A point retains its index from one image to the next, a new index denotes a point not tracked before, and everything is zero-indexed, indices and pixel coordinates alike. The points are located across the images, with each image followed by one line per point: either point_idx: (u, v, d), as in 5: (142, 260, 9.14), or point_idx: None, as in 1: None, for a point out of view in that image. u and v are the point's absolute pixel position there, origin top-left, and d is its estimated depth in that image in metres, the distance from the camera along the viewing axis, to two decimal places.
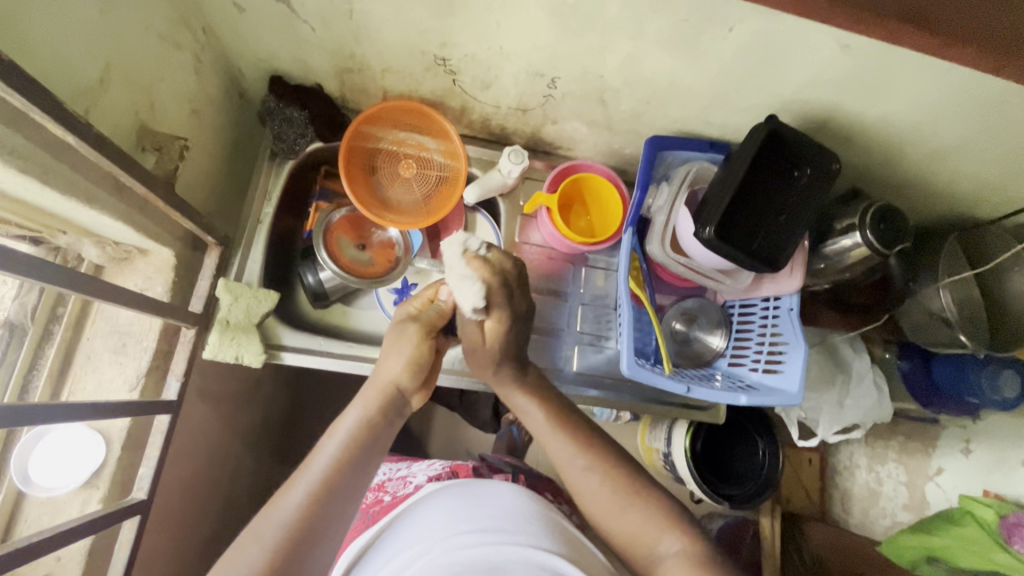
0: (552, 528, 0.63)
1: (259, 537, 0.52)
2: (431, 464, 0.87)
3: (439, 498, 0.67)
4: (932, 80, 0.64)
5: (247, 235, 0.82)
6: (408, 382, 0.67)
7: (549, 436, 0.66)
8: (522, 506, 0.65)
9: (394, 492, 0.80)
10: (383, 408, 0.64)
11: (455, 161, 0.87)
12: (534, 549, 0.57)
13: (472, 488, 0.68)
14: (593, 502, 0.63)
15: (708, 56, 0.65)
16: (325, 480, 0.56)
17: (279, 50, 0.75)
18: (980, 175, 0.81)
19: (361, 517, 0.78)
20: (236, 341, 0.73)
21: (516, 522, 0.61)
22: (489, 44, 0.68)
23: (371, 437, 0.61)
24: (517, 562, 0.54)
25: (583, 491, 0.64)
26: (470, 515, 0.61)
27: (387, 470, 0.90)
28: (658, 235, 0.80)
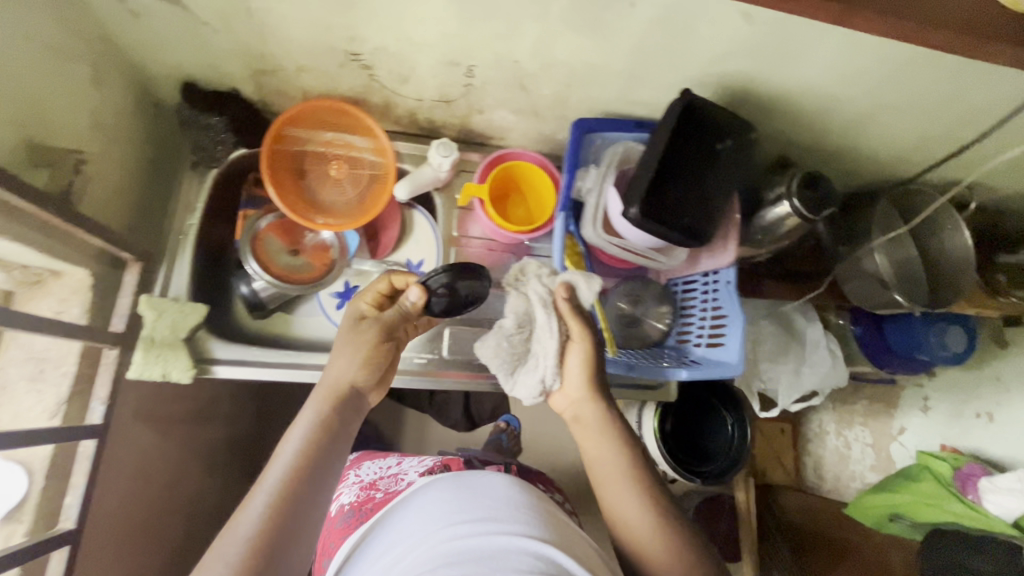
0: (540, 514, 0.63)
1: (225, 550, 0.49)
2: (422, 460, 0.89)
3: (436, 488, 0.68)
4: (836, 44, 0.64)
5: (171, 249, 0.79)
6: (363, 380, 0.64)
7: (614, 455, 0.68)
8: (517, 495, 0.66)
9: (385, 488, 0.82)
10: (341, 408, 0.61)
11: (385, 158, 0.86)
12: (530, 539, 0.57)
13: (470, 478, 0.70)
14: (609, 493, 0.67)
15: (617, 34, 0.65)
16: (291, 485, 0.54)
17: (185, 55, 0.72)
18: (901, 137, 0.82)
19: (354, 515, 0.79)
20: (161, 358, 0.71)
21: (508, 512, 0.61)
22: (398, 35, 0.67)
23: (331, 439, 0.58)
24: (514, 554, 0.54)
25: (625, 508, 0.66)
26: (468, 505, 0.63)
27: (376, 468, 0.91)
28: (591, 218, 0.80)
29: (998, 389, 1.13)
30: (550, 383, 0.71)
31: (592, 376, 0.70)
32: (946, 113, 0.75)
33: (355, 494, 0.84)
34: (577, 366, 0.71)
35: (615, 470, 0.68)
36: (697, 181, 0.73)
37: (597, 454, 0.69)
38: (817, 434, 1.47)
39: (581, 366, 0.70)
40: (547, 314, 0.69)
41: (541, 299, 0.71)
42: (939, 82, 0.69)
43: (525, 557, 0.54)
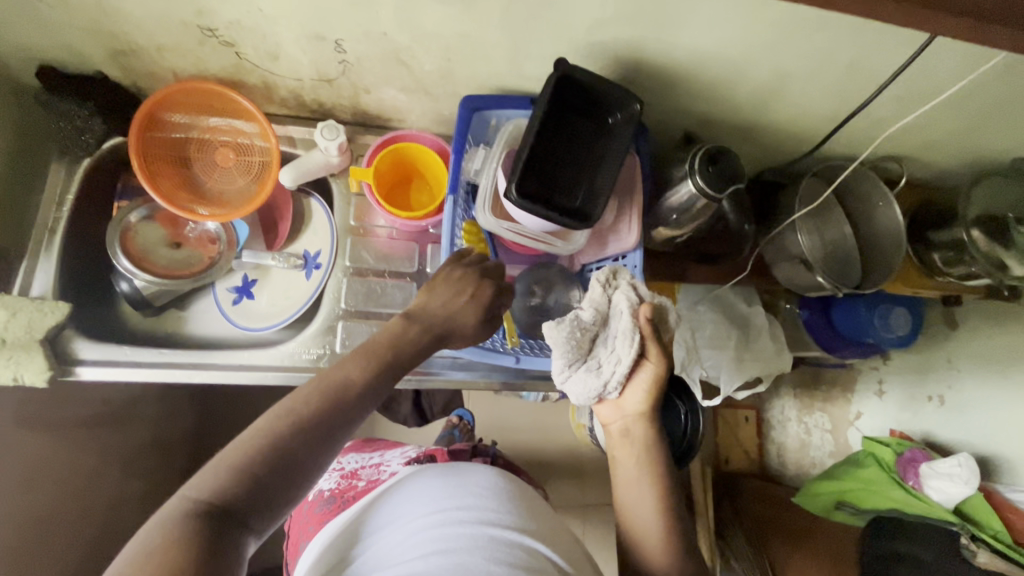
0: (523, 503, 0.62)
1: (262, 430, 0.44)
2: (404, 452, 0.85)
3: (425, 475, 0.63)
4: (714, 5, 0.60)
5: (36, 243, 0.75)
6: (460, 316, 0.61)
7: (641, 469, 0.65)
8: (506, 485, 0.63)
9: (368, 478, 0.78)
10: (411, 347, 0.56)
11: (269, 143, 0.80)
12: (518, 532, 0.56)
13: (458, 467, 0.65)
14: (631, 501, 0.65)
15: (479, 0, 0.60)
16: (341, 398, 0.49)
17: (31, 35, 0.67)
18: (815, 108, 0.78)
19: (336, 502, 0.74)
20: (13, 360, 0.66)
21: (496, 501, 0.60)
22: (247, 6, 0.62)
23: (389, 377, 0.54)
24: (502, 547, 0.54)
25: (643, 520, 0.64)
26: (458, 493, 0.59)
27: (358, 459, 0.88)
28: (483, 201, 0.75)
29: (950, 372, 1.09)
30: (609, 390, 0.65)
31: (655, 394, 0.66)
32: (853, 79, 0.71)
33: (335, 482, 0.79)
34: (642, 382, 0.65)
35: (638, 482, 0.65)
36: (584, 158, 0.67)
37: (622, 460, 0.67)
38: (778, 420, 1.38)
39: (646, 385, 0.65)
40: (632, 326, 0.62)
41: (625, 308, 0.63)
42: (837, 43, 0.65)
43: (514, 550, 0.54)
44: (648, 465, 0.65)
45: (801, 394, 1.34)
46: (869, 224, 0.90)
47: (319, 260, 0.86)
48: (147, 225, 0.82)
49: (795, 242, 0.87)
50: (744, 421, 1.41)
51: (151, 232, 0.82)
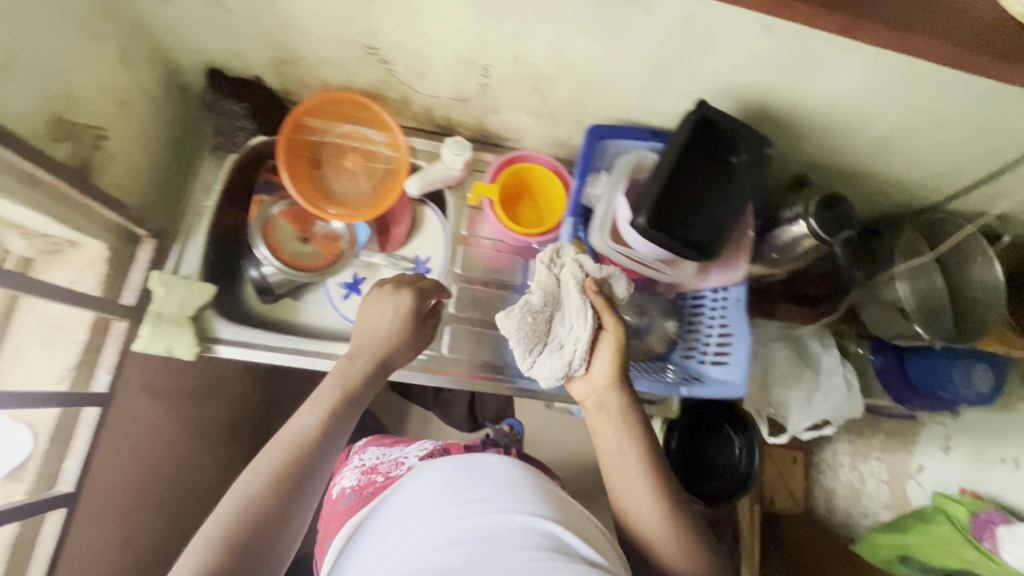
0: (541, 492, 0.63)
1: (230, 502, 0.49)
2: (421, 446, 0.88)
3: (439, 467, 0.67)
4: (857, 62, 0.62)
5: (188, 228, 0.82)
6: (395, 352, 0.66)
7: (624, 454, 0.64)
8: (518, 473, 0.65)
9: (387, 472, 0.81)
10: (364, 381, 0.62)
11: (399, 153, 0.86)
12: (534, 516, 0.58)
13: (469, 459, 0.67)
14: (621, 477, 0.63)
15: (633, 40, 0.64)
16: (304, 451, 0.53)
17: (212, 44, 0.74)
18: (928, 164, 0.79)
19: (355, 498, 0.78)
20: (167, 334, 0.73)
21: (511, 489, 0.61)
22: (414, 31, 0.68)
23: (346, 411, 0.58)
24: (515, 530, 0.55)
25: (638, 507, 0.62)
26: (469, 483, 0.62)
27: (378, 453, 0.90)
28: (599, 225, 0.78)
29: None
30: (576, 368, 0.67)
31: (621, 365, 0.67)
32: (978, 138, 0.71)
33: (357, 478, 0.83)
34: (607, 354, 0.67)
35: (626, 470, 0.63)
36: (708, 193, 0.71)
37: (608, 452, 0.65)
38: (830, 464, 1.36)
39: (611, 355, 0.66)
40: (582, 298, 0.66)
41: (572, 285, 0.67)
42: (971, 106, 0.66)
43: (532, 536, 0.55)
44: (634, 449, 0.63)
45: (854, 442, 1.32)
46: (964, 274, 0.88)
47: (430, 265, 0.91)
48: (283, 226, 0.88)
49: (892, 289, 0.87)
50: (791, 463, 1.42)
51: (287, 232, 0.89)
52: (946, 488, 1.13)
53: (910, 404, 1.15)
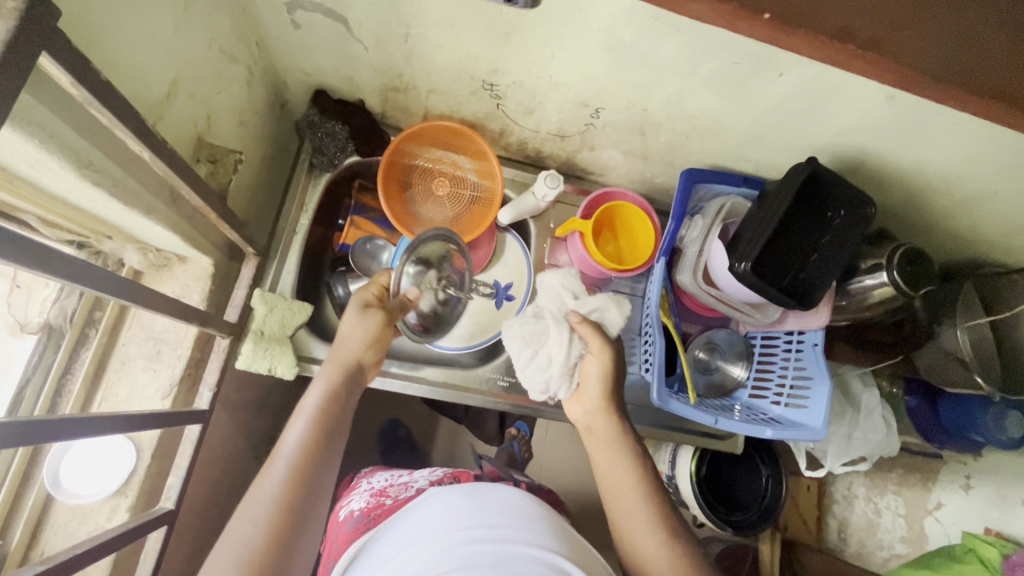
0: (553, 530, 0.65)
1: (249, 517, 0.53)
2: (431, 472, 0.88)
3: (451, 493, 0.69)
4: (968, 134, 0.65)
5: (283, 244, 0.82)
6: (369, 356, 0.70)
7: (617, 479, 0.66)
8: (527, 507, 0.68)
9: (395, 495, 0.80)
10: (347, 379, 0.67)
11: (493, 182, 0.88)
12: (542, 550, 0.60)
13: (482, 486, 0.71)
14: (633, 527, 0.63)
15: (755, 97, 0.66)
16: (303, 452, 0.59)
17: (329, 68, 0.75)
18: (1003, 226, 0.82)
19: (362, 521, 0.76)
20: (270, 352, 0.73)
21: (522, 521, 0.63)
22: (540, 73, 0.69)
23: (340, 406, 0.64)
24: (525, 561, 0.57)
25: (634, 536, 0.63)
26: (481, 510, 0.65)
27: (386, 478, 0.90)
28: (690, 266, 0.82)
29: None
30: (561, 388, 0.74)
31: (609, 388, 0.72)
32: None
33: (365, 500, 0.82)
34: (595, 375, 0.73)
35: (621, 498, 0.65)
36: (806, 245, 0.74)
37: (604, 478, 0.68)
38: (845, 496, 1.38)
39: (597, 377, 0.72)
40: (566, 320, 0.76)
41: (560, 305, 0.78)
42: None
43: (541, 567, 0.57)
44: (626, 479, 0.66)
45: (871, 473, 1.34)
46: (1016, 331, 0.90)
47: (511, 292, 0.93)
48: (384, 249, 0.88)
49: (951, 339, 0.91)
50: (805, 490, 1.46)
51: (388, 255, 0.88)
52: (971, 529, 1.12)
53: (937, 443, 1.18)
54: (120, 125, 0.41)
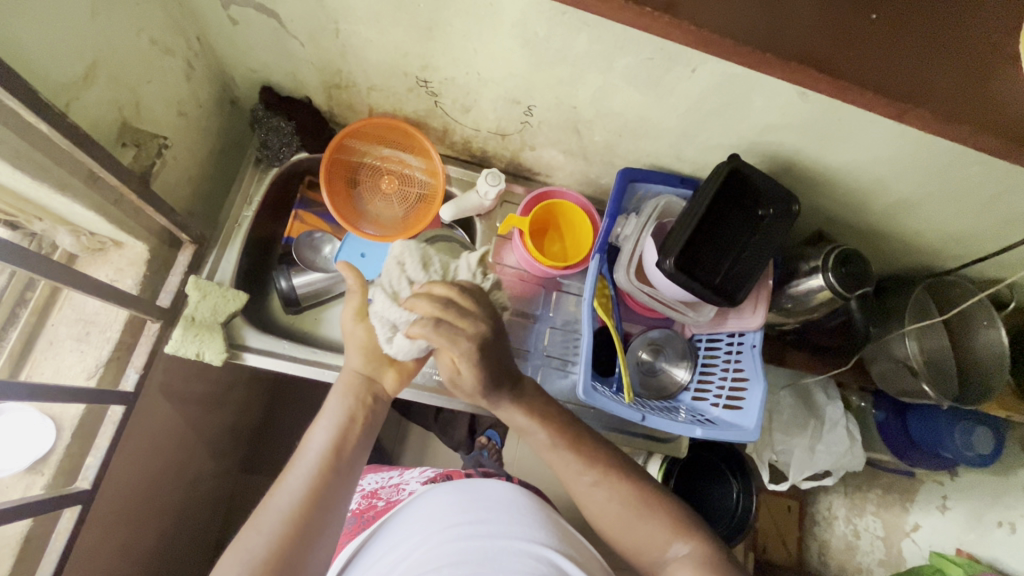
0: (545, 523, 0.69)
1: (257, 528, 0.55)
2: (424, 472, 0.85)
3: (444, 490, 0.72)
4: (883, 135, 0.65)
5: (224, 235, 0.83)
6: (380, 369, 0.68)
7: (554, 457, 0.67)
8: (519, 501, 0.72)
9: (387, 497, 0.80)
10: (369, 391, 0.67)
11: (435, 180, 0.89)
12: (532, 542, 0.63)
13: (471, 483, 0.74)
14: (602, 514, 0.65)
15: (675, 94, 0.68)
16: (319, 468, 0.59)
17: (270, 64, 0.77)
18: (945, 228, 0.81)
19: (356, 522, 0.77)
20: (198, 338, 0.74)
21: (513, 516, 0.67)
22: (467, 69, 0.71)
23: (354, 420, 0.64)
24: (517, 554, 0.60)
25: (592, 501, 0.65)
26: (476, 508, 0.68)
27: (378, 479, 0.88)
28: (625, 263, 0.82)
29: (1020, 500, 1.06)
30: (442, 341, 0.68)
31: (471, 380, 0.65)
32: (994, 208, 0.74)
33: (358, 501, 0.81)
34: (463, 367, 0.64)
35: (587, 497, 0.66)
36: (734, 244, 0.75)
37: (537, 448, 0.68)
38: (824, 517, 1.25)
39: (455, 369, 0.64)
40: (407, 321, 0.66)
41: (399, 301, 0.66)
42: (989, 182, 0.69)
43: (529, 558, 0.60)
44: (559, 452, 0.66)
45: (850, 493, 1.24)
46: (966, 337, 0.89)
47: None
48: (325, 241, 0.90)
49: (901, 346, 0.88)
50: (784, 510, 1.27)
51: (330, 248, 0.90)
52: (941, 549, 1.10)
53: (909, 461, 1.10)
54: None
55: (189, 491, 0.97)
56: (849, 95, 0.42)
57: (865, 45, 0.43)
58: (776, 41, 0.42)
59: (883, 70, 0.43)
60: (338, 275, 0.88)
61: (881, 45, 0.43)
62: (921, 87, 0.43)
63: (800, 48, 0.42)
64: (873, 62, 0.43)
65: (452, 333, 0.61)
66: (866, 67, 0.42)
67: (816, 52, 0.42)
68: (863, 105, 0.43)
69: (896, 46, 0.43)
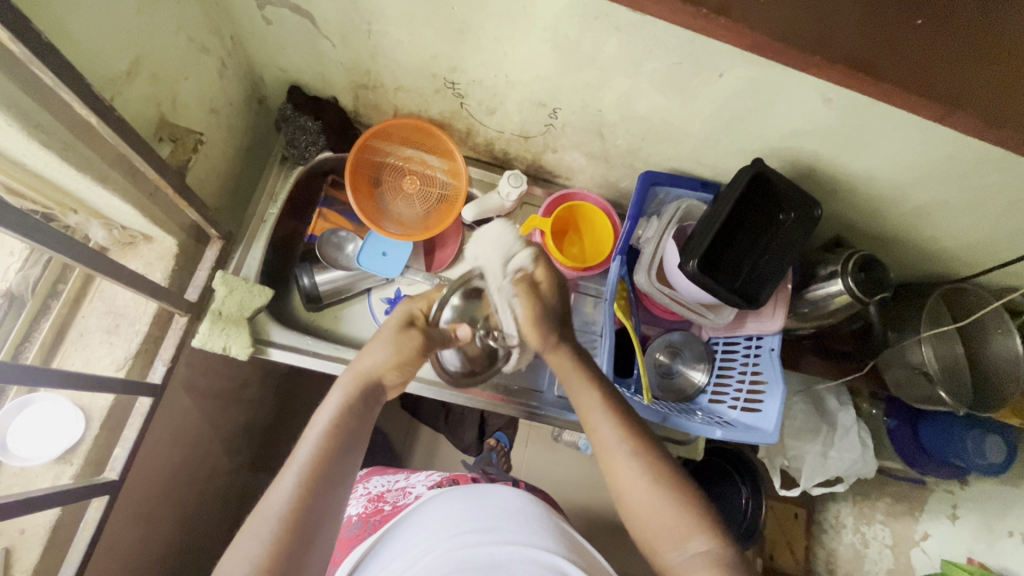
0: (552, 531, 0.67)
1: (254, 531, 0.52)
2: (430, 476, 0.86)
3: (449, 500, 0.71)
4: (907, 142, 0.66)
5: (250, 232, 0.84)
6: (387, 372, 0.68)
7: (598, 416, 0.66)
8: (526, 509, 0.70)
9: (394, 501, 0.80)
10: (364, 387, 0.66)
11: (457, 180, 0.90)
12: (538, 549, 0.61)
13: (477, 489, 0.74)
14: (630, 491, 0.62)
15: (700, 99, 0.68)
16: (317, 468, 0.57)
17: (300, 65, 0.79)
18: (962, 235, 0.82)
19: (362, 526, 0.76)
20: (225, 332, 0.75)
21: (520, 524, 0.66)
22: (495, 72, 0.72)
23: (354, 422, 0.62)
24: (520, 562, 0.58)
25: (624, 476, 0.62)
26: (480, 514, 0.66)
27: (384, 482, 0.89)
28: (646, 265, 0.83)
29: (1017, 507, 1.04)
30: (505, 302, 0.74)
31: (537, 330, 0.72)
32: (1011, 216, 0.75)
33: (363, 506, 0.82)
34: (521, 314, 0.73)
35: (620, 470, 0.63)
36: (756, 247, 0.76)
37: (583, 412, 0.68)
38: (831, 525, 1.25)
39: (524, 317, 0.73)
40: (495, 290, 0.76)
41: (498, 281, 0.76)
42: (1009, 189, 0.69)
43: (537, 566, 0.58)
44: (606, 413, 0.66)
45: (858, 501, 1.24)
46: (979, 344, 0.89)
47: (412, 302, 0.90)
48: (349, 240, 0.90)
49: (916, 352, 0.89)
50: (792, 518, 1.28)
51: (353, 246, 0.91)
52: (952, 558, 1.08)
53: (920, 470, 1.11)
54: (53, 78, 0.45)
55: (206, 486, 0.98)
56: (893, 100, 0.44)
57: (905, 52, 0.44)
58: (821, 46, 0.43)
59: (925, 76, 0.44)
60: (361, 274, 0.89)
61: (922, 51, 0.44)
62: (960, 92, 0.44)
63: (846, 52, 0.43)
64: (914, 69, 0.44)
65: (537, 292, 0.73)
66: (900, 65, 0.44)
67: (860, 58, 0.43)
68: (906, 108, 0.44)
69: (934, 53, 0.44)
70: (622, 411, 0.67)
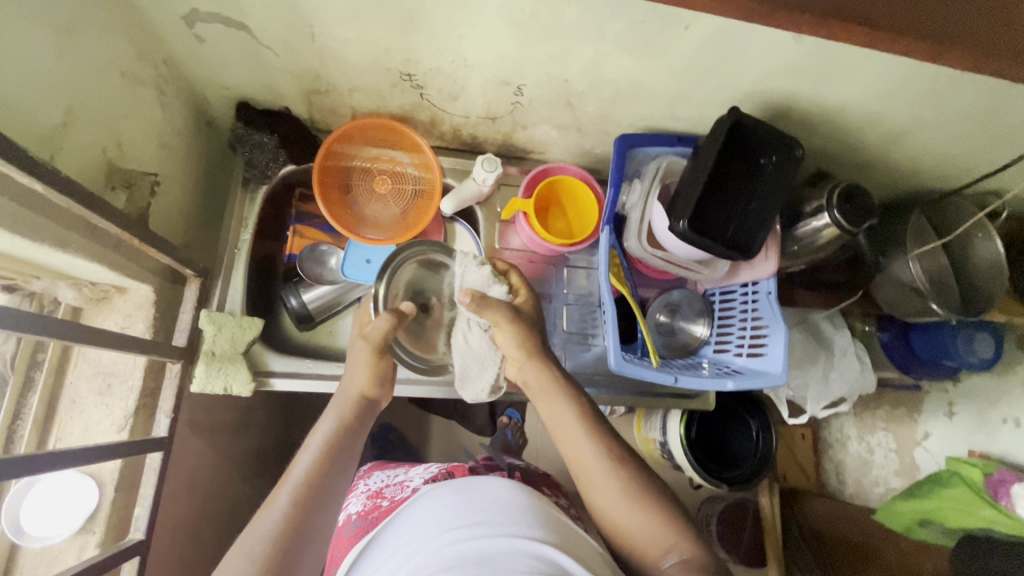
0: (546, 517, 0.62)
1: (245, 550, 0.53)
2: (427, 469, 0.86)
3: (439, 491, 0.67)
4: (879, 68, 0.65)
5: (225, 265, 0.81)
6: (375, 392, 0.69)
7: (575, 436, 0.66)
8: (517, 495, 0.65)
9: (392, 496, 0.80)
10: (355, 417, 0.67)
11: (430, 174, 0.86)
12: (531, 539, 0.56)
13: (470, 480, 0.69)
14: (608, 502, 0.62)
15: (668, 54, 0.66)
16: (308, 483, 0.58)
17: (245, 80, 0.74)
18: (940, 149, 0.82)
19: (360, 524, 0.76)
20: (223, 372, 0.74)
21: (511, 513, 0.61)
22: (453, 57, 0.69)
23: (348, 439, 0.64)
24: (511, 554, 0.53)
25: (603, 492, 0.63)
26: (471, 506, 0.62)
27: (383, 478, 0.89)
28: (635, 230, 0.83)
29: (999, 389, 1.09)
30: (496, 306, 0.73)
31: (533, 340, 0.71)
32: (988, 122, 0.74)
33: (363, 503, 0.82)
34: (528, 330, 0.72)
35: (601, 485, 0.63)
36: (742, 195, 0.76)
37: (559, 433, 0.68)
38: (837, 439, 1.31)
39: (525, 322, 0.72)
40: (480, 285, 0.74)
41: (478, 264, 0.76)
42: (983, 97, 0.69)
43: (527, 558, 0.53)
44: (583, 431, 0.66)
45: (859, 413, 1.30)
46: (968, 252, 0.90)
47: None
48: (331, 253, 0.88)
49: (906, 269, 0.90)
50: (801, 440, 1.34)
51: (336, 259, 0.88)
52: (954, 452, 1.11)
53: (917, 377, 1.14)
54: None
55: (233, 518, 0.97)
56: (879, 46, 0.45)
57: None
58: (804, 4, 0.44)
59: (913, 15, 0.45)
60: (347, 285, 0.86)
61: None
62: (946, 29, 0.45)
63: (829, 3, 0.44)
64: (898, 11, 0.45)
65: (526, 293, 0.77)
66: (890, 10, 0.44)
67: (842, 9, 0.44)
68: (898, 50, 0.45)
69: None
70: (597, 427, 0.67)
